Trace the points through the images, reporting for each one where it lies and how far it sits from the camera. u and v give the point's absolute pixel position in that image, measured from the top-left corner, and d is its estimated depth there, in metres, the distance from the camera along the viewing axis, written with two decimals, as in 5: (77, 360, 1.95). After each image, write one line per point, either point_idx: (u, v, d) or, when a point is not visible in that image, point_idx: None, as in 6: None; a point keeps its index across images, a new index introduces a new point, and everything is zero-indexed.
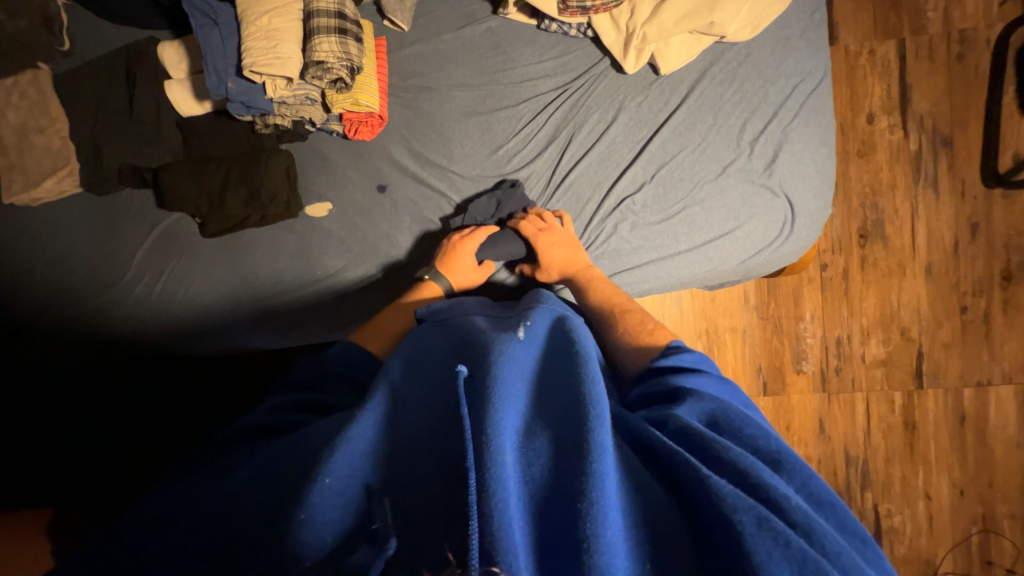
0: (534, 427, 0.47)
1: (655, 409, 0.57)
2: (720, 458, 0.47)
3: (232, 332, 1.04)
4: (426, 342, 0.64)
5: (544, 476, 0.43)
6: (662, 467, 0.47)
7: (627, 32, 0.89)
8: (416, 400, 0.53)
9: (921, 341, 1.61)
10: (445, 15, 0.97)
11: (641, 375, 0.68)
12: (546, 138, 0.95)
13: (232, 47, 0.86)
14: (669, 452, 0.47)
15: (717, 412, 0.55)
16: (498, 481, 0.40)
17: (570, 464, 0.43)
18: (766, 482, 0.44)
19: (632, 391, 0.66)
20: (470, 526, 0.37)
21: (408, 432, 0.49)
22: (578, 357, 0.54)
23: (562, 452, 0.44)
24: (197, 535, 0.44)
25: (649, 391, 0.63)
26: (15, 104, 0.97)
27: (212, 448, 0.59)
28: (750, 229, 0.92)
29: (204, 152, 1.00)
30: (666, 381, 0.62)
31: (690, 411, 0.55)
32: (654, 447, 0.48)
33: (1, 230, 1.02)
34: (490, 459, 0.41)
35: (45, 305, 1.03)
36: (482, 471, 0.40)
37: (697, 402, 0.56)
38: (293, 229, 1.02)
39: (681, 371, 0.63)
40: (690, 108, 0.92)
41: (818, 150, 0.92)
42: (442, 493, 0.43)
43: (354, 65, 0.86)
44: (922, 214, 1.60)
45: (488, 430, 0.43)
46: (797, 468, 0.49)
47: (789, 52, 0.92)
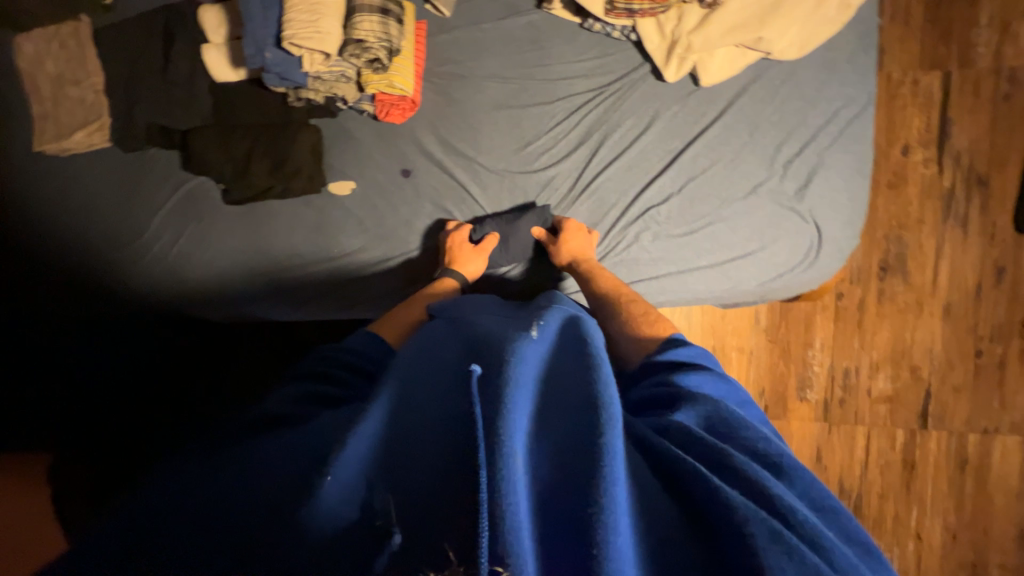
0: (546, 431, 0.47)
1: (655, 415, 0.56)
2: (729, 468, 0.47)
3: (245, 300, 1.05)
4: (440, 338, 0.65)
5: (554, 481, 0.43)
6: (670, 477, 0.47)
7: (671, 39, 0.87)
8: (426, 394, 0.53)
9: (931, 381, 1.59)
10: (487, 4, 0.96)
11: (641, 374, 0.67)
12: (577, 140, 0.94)
13: (272, 17, 0.85)
14: (678, 462, 0.47)
15: (714, 415, 0.55)
16: (509, 484, 0.40)
17: (580, 469, 0.43)
18: (774, 494, 0.44)
19: (630, 392, 0.66)
20: (481, 528, 0.37)
21: (417, 427, 0.49)
22: (592, 362, 0.53)
23: (573, 457, 0.44)
24: (208, 517, 0.46)
25: (646, 391, 0.62)
26: (55, 54, 1.02)
27: (227, 431, 0.61)
28: (773, 248, 0.90)
29: (233, 119, 1.00)
30: (665, 383, 0.61)
31: (687, 416, 0.55)
32: (662, 456, 0.48)
33: (34, 178, 1.05)
34: (501, 459, 0.41)
35: (68, 256, 1.05)
36: (493, 471, 0.40)
37: (693, 406, 0.55)
38: (313, 205, 1.02)
39: (679, 371, 0.63)
40: (727, 123, 0.90)
41: (852, 178, 0.90)
42: (446, 490, 0.43)
43: (393, 46, 0.86)
44: (948, 252, 1.57)
45: (500, 430, 0.43)
46: (799, 473, 0.49)
47: (833, 75, 0.89)
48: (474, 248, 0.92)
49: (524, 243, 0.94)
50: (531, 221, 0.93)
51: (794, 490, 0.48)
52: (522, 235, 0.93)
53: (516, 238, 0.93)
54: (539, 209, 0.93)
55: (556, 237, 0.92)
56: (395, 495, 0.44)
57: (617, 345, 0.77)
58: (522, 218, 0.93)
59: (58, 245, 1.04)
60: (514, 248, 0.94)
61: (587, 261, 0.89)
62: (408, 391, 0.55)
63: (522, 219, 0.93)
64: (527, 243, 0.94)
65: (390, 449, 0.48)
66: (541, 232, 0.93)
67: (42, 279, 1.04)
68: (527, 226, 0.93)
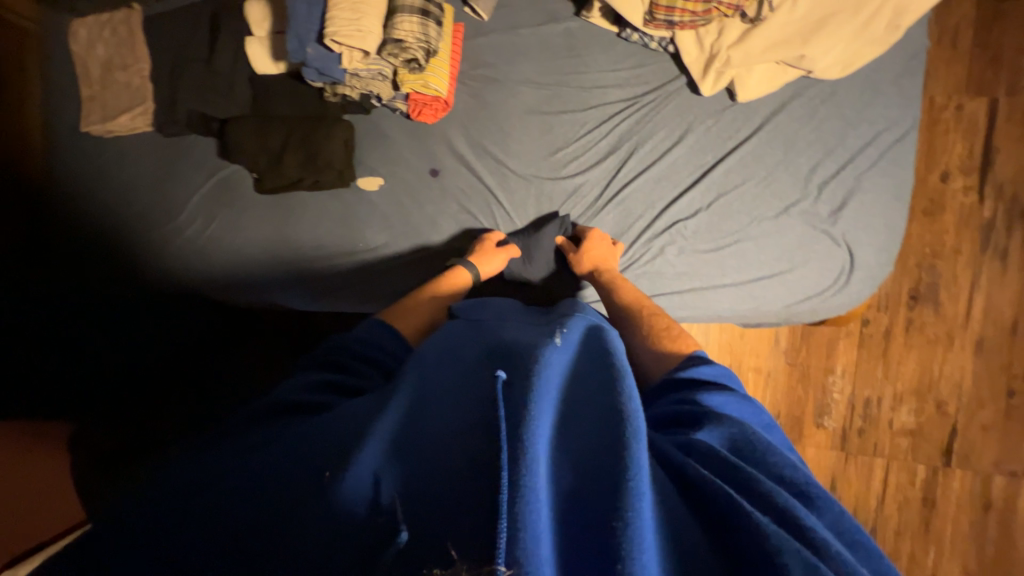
0: (568, 440, 0.46)
1: (676, 433, 0.56)
2: (756, 491, 0.46)
3: (268, 288, 1.07)
4: (465, 338, 0.66)
5: (574, 491, 0.43)
6: (694, 496, 0.47)
7: (710, 53, 0.86)
8: (445, 394, 0.54)
9: (958, 417, 1.53)
10: (526, 10, 0.96)
11: (661, 391, 0.66)
12: (607, 149, 0.94)
13: (316, 13, 0.87)
14: (704, 482, 0.47)
15: (738, 437, 0.54)
16: (531, 490, 0.40)
17: (603, 481, 0.42)
18: (803, 521, 0.43)
19: (650, 408, 0.65)
20: (498, 527, 0.37)
21: (436, 427, 0.49)
22: (617, 375, 0.53)
23: (597, 470, 0.43)
24: (225, 504, 0.46)
25: (667, 408, 0.62)
26: (107, 40, 1.07)
27: (246, 417, 0.61)
28: (803, 271, 0.88)
29: (271, 111, 1.02)
30: (687, 400, 0.61)
31: (710, 435, 0.54)
32: (687, 474, 0.48)
33: (79, 156, 1.09)
34: (524, 464, 0.41)
35: (108, 234, 1.09)
36: (515, 474, 0.40)
37: (717, 426, 0.55)
38: (342, 199, 1.04)
39: (704, 390, 0.62)
40: (762, 140, 0.88)
41: (890, 204, 0.87)
42: (459, 490, 0.41)
43: (431, 47, 0.86)
44: (984, 285, 1.51)
45: (523, 436, 0.43)
46: (827, 502, 0.48)
47: (877, 97, 0.87)
48: (497, 248, 0.93)
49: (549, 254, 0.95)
50: (553, 230, 0.94)
51: (822, 519, 0.46)
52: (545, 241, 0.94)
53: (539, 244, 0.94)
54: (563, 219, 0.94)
55: (579, 246, 0.91)
56: (402, 497, 0.43)
57: (636, 357, 0.76)
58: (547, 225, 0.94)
59: (96, 227, 1.09)
60: (535, 256, 0.94)
61: (609, 271, 0.88)
62: (428, 390, 0.55)
63: (546, 227, 0.93)
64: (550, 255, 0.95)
65: (401, 446, 0.48)
66: (563, 240, 0.94)
67: (81, 258, 1.09)
68: (551, 233, 0.94)
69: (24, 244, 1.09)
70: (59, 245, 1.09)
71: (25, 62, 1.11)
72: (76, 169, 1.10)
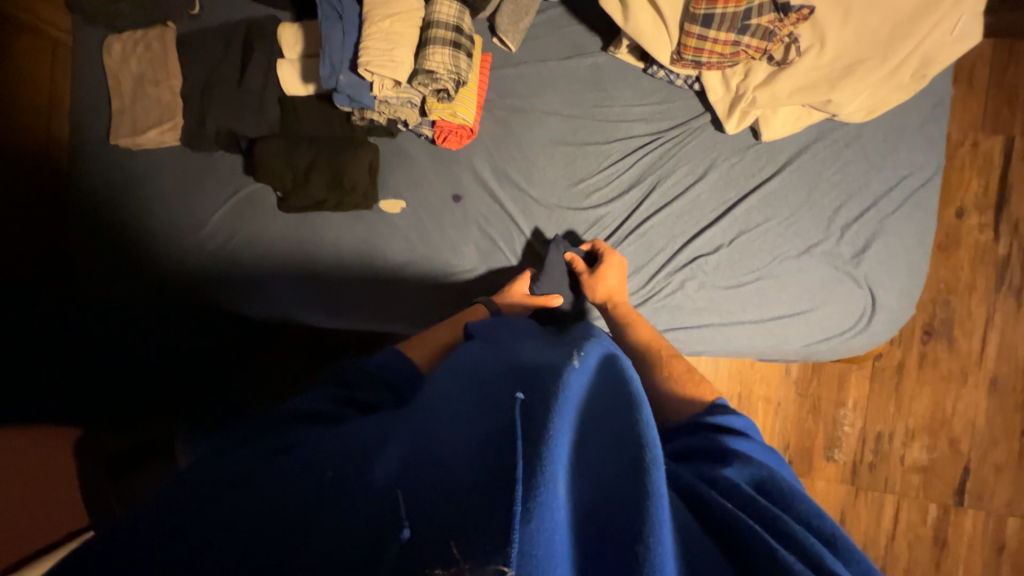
0: (584, 461, 0.45)
1: (700, 467, 0.56)
2: (782, 529, 0.45)
3: (282, 300, 1.08)
4: (484, 360, 0.65)
5: (591, 513, 0.42)
6: (715, 528, 0.46)
7: (735, 93, 0.86)
8: (460, 411, 0.52)
9: (971, 456, 1.51)
10: (554, 43, 0.98)
11: (684, 429, 0.66)
12: (629, 181, 0.95)
13: (351, 42, 0.89)
14: (728, 518, 0.46)
15: (764, 479, 0.54)
16: (548, 509, 0.38)
17: (621, 510, 0.42)
18: (834, 567, 0.42)
19: (671, 444, 0.65)
20: (513, 536, 0.35)
21: (452, 445, 0.46)
22: (634, 400, 0.51)
23: (616, 500, 0.43)
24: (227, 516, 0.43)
25: (691, 445, 0.62)
26: (141, 56, 1.09)
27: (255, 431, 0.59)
28: (824, 310, 0.88)
29: (299, 132, 1.04)
30: (711, 440, 0.61)
31: (736, 473, 0.54)
32: (707, 506, 0.48)
33: (107, 167, 1.12)
34: (541, 481, 0.39)
35: (127, 244, 1.10)
36: (531, 489, 0.38)
37: (743, 466, 0.55)
38: (365, 219, 1.05)
39: (729, 434, 0.62)
40: (786, 180, 0.88)
41: (913, 249, 0.86)
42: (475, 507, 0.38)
43: (461, 79, 0.88)
44: (998, 323, 1.50)
45: (543, 452, 0.40)
46: (857, 554, 0.45)
47: (902, 142, 0.86)
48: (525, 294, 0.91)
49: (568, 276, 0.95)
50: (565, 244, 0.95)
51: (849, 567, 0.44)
52: (557, 264, 0.93)
53: (552, 268, 0.92)
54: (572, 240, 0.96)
55: (595, 269, 0.91)
56: (403, 489, 0.43)
57: (655, 395, 0.75)
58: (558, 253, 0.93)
59: (117, 236, 1.10)
60: (546, 284, 0.92)
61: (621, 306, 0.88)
62: (442, 411, 0.54)
63: (551, 250, 0.92)
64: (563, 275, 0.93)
65: (411, 459, 0.46)
66: (574, 255, 0.92)
67: (100, 265, 1.10)
68: (558, 254, 0.93)
69: (49, 253, 1.11)
70: (81, 253, 1.10)
71: (59, 73, 1.13)
72: (102, 179, 1.11)
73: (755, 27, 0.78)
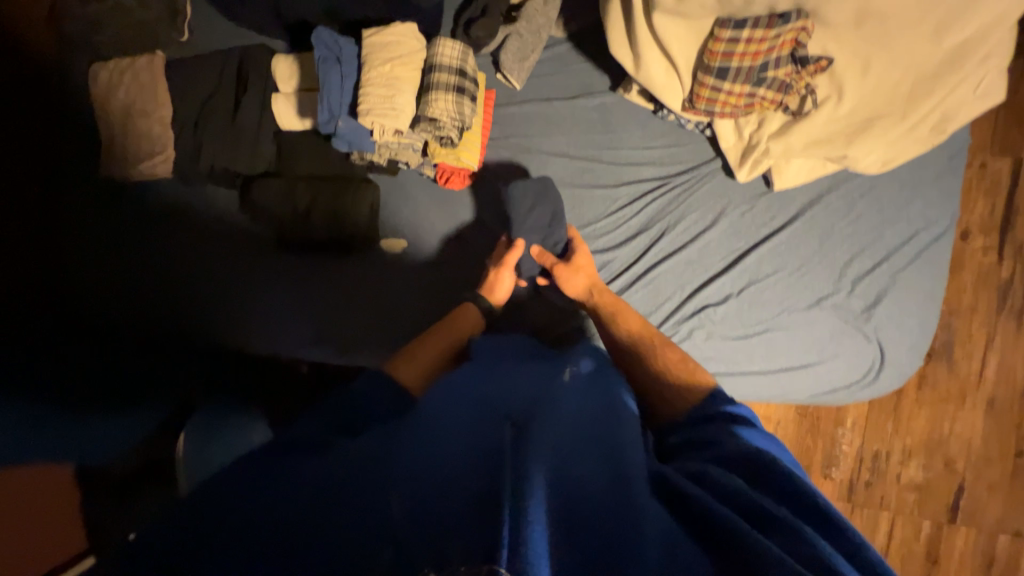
0: (570, 463, 0.48)
1: (693, 457, 0.56)
2: (790, 531, 0.43)
3: (280, 333, 1.06)
4: (479, 372, 0.64)
5: (575, 507, 0.43)
6: (698, 521, 0.45)
7: (748, 142, 0.84)
8: (449, 421, 0.53)
9: (965, 475, 1.53)
10: (561, 82, 0.95)
11: (679, 419, 0.65)
12: (636, 228, 0.93)
13: (349, 85, 0.85)
14: (713, 511, 0.45)
15: (755, 458, 0.52)
16: (534, 513, 0.41)
17: (603, 521, 0.43)
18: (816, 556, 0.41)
19: (670, 433, 0.64)
20: (503, 537, 0.39)
21: (447, 446, 0.49)
22: (616, 426, 0.56)
23: (597, 500, 0.45)
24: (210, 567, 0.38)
25: (688, 435, 0.61)
26: (127, 85, 1.01)
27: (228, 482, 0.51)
28: (831, 364, 0.87)
29: (298, 170, 1.02)
30: (711, 432, 0.59)
31: (726, 456, 0.54)
32: (686, 495, 0.48)
33: (97, 199, 1.08)
34: (530, 488, 0.43)
35: (118, 276, 1.08)
36: (520, 494, 0.42)
37: (734, 448, 0.54)
38: (367, 260, 1.05)
39: (730, 426, 0.60)
40: (798, 230, 0.87)
41: (925, 305, 0.85)
42: (469, 503, 0.42)
43: (465, 125, 0.85)
44: (999, 345, 1.51)
45: (533, 466, 0.45)
46: (846, 531, 0.44)
47: (917, 194, 0.85)
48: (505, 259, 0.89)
49: (551, 218, 0.91)
50: (532, 187, 0.90)
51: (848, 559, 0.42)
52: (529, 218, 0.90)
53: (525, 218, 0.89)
54: (543, 180, 0.91)
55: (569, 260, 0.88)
56: (401, 482, 0.44)
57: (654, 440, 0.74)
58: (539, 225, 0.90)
59: (110, 265, 1.08)
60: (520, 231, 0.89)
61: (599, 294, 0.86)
62: (438, 419, 0.53)
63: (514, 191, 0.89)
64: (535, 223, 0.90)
65: (404, 455, 0.47)
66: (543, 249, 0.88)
67: (92, 293, 1.07)
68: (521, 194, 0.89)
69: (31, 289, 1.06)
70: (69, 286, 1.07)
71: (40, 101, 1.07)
72: (92, 210, 1.08)
73: (772, 79, 0.75)
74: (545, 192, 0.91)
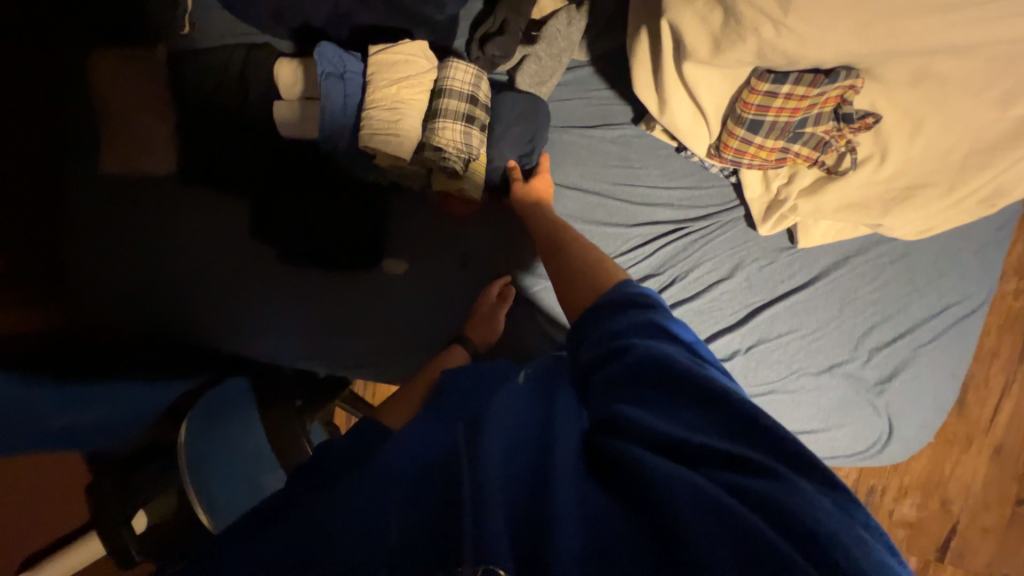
0: (502, 428, 0.46)
1: (607, 371, 0.54)
2: (722, 458, 0.43)
3: (272, 344, 1.04)
4: (444, 393, 0.59)
5: (510, 474, 0.43)
6: (624, 479, 0.44)
7: (774, 196, 0.82)
8: (409, 433, 0.51)
9: (960, 517, 1.48)
10: (580, 107, 0.88)
11: (591, 316, 0.62)
12: (647, 271, 0.86)
13: (352, 106, 0.81)
14: (631, 456, 0.44)
15: (662, 361, 0.51)
16: (483, 493, 0.41)
17: (534, 476, 0.43)
18: (736, 482, 0.41)
19: (582, 339, 0.60)
20: (465, 530, 0.39)
21: (402, 464, 0.47)
22: (540, 398, 0.53)
23: (532, 465, 0.44)
24: None
25: (598, 342, 0.58)
26: (128, 77, 0.94)
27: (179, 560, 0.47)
28: (836, 433, 0.84)
29: (301, 177, 0.98)
30: (621, 335, 0.56)
31: (636, 360, 0.52)
32: (606, 452, 0.46)
33: (77, 180, 0.99)
34: (475, 479, 0.42)
35: (103, 261, 1.00)
36: (474, 484, 0.42)
37: (642, 352, 0.52)
38: (369, 282, 1.03)
39: (646, 325, 0.56)
40: (819, 290, 0.84)
41: (943, 382, 0.85)
42: (437, 512, 0.42)
43: (473, 157, 0.80)
44: (1014, 393, 1.45)
45: (472, 460, 0.43)
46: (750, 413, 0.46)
47: (952, 268, 0.85)
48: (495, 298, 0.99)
49: (529, 139, 0.85)
50: (521, 104, 0.82)
51: (775, 461, 0.43)
52: (508, 131, 0.83)
53: (504, 130, 0.83)
54: (534, 98, 0.83)
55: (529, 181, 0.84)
56: (393, 517, 0.43)
57: None
58: (512, 141, 0.83)
59: (95, 244, 1.00)
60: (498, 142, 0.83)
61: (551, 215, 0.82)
62: (396, 436, 0.50)
63: (502, 96, 0.82)
64: (512, 137, 0.83)
65: (374, 501, 0.44)
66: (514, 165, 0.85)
67: (74, 272, 0.98)
68: (507, 104, 0.83)
69: None
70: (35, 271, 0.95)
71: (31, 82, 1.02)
72: (76, 191, 0.99)
73: (809, 136, 0.74)
74: (533, 112, 0.83)
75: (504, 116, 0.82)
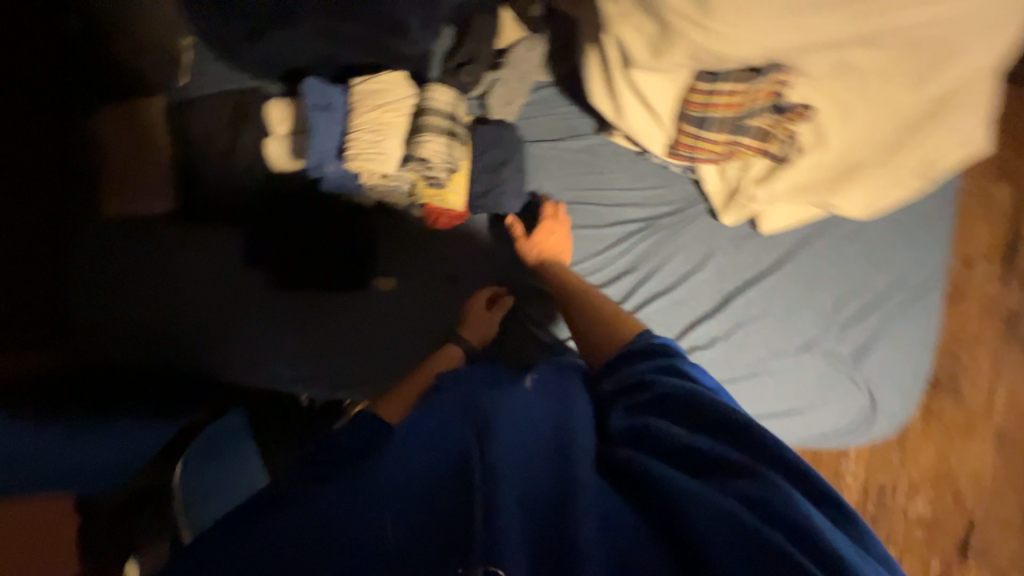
0: (519, 436, 0.49)
1: (631, 403, 0.60)
2: (737, 472, 0.48)
3: (272, 375, 1.05)
4: (449, 387, 0.60)
5: (523, 490, 0.45)
6: (639, 487, 0.49)
7: (732, 186, 0.90)
8: (414, 433, 0.53)
9: (975, 511, 1.44)
10: (548, 123, 0.96)
11: (618, 360, 0.68)
12: (624, 268, 0.91)
13: (338, 132, 0.88)
14: (650, 473, 0.49)
15: (684, 394, 0.57)
16: (500, 496, 0.43)
17: (553, 483, 0.46)
18: (747, 491, 0.46)
19: (610, 377, 0.66)
20: (477, 530, 0.41)
21: (409, 467, 0.49)
22: (557, 411, 0.56)
23: (548, 473, 0.47)
24: None
25: (625, 379, 0.64)
26: (126, 125, 1.00)
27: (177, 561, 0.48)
28: (821, 410, 0.90)
29: (292, 206, 1.03)
30: (646, 374, 0.62)
31: (660, 395, 0.58)
32: (631, 470, 0.50)
33: (76, 229, 1.03)
34: (489, 483, 0.44)
35: (102, 308, 1.03)
36: (488, 485, 0.44)
37: (665, 387, 0.58)
38: (365, 306, 1.07)
39: (671, 368, 0.62)
40: (785, 274, 0.92)
41: (918, 352, 0.91)
42: (446, 503, 0.45)
43: (455, 168, 0.86)
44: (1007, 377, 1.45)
45: (488, 466, 0.45)
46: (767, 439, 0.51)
47: (909, 243, 0.93)
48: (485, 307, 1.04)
49: (506, 162, 0.91)
50: (492, 134, 0.91)
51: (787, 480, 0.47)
52: (483, 155, 0.91)
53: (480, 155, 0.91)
54: (505, 126, 0.92)
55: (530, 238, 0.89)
56: (399, 520, 0.45)
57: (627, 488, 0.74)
58: (489, 163, 0.91)
59: (97, 291, 1.03)
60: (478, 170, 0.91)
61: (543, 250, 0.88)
62: (404, 433, 0.54)
63: (478, 129, 0.91)
64: (487, 161, 0.91)
65: (393, 494, 0.47)
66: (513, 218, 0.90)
67: (79, 319, 1.02)
68: (482, 135, 0.91)
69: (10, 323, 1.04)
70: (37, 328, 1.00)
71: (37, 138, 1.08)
72: (75, 241, 1.03)
73: (752, 128, 0.82)
74: (505, 138, 0.92)
75: (479, 145, 0.91)
